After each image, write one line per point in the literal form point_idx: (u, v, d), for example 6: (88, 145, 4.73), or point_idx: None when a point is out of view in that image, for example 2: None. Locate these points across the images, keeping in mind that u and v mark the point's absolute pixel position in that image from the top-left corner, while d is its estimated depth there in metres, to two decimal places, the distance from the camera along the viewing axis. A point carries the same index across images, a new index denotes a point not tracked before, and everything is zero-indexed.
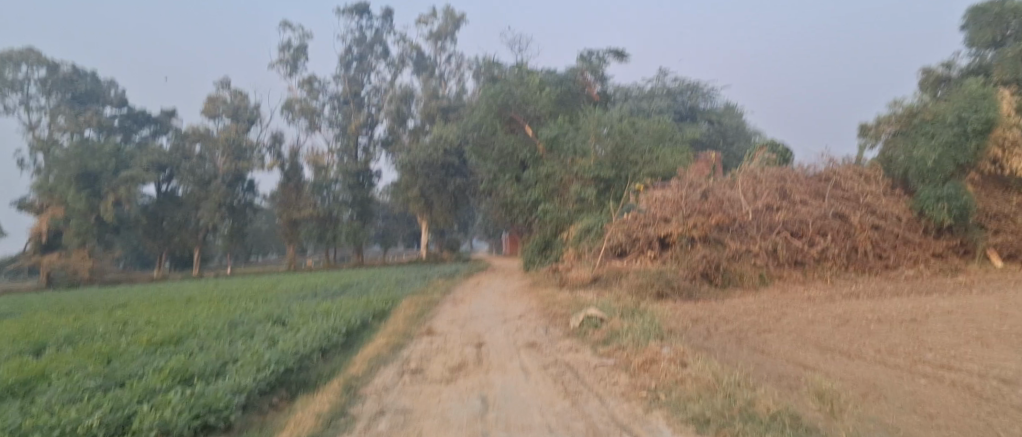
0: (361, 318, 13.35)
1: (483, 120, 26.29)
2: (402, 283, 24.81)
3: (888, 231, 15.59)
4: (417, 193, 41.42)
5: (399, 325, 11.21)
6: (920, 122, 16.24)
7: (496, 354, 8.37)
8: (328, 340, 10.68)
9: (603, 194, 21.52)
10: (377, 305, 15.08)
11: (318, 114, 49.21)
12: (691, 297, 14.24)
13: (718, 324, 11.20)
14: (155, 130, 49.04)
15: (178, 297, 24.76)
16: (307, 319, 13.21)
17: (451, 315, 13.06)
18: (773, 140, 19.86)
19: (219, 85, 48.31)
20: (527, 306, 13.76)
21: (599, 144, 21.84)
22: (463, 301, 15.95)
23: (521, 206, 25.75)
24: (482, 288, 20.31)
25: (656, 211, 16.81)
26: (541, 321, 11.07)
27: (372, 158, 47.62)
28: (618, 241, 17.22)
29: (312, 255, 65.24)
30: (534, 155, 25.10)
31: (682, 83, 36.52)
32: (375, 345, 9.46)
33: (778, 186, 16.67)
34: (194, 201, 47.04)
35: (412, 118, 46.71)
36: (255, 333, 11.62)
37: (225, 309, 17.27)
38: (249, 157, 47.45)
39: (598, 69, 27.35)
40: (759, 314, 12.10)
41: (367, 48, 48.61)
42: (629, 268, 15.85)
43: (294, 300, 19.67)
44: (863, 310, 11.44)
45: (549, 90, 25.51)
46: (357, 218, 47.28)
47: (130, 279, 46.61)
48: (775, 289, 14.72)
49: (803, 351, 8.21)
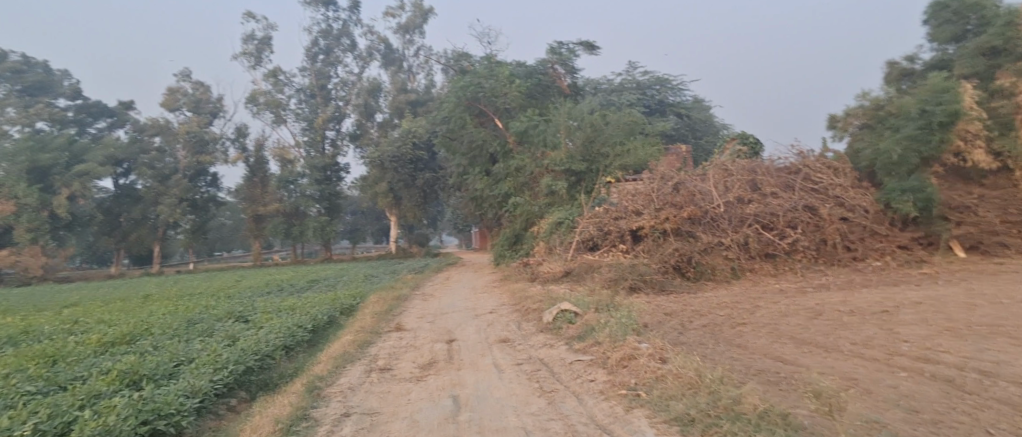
0: (328, 315, 12.86)
1: (452, 113, 25.83)
2: (370, 278, 24.31)
3: (856, 223, 15.76)
4: (386, 188, 40.73)
5: (367, 322, 10.78)
6: (886, 116, 16.64)
7: (467, 351, 8.05)
8: (292, 337, 10.20)
9: (574, 187, 21.32)
10: (344, 301, 14.60)
11: (283, 107, 47.94)
12: (663, 291, 14.13)
13: (692, 318, 11.14)
14: (111, 123, 47.15)
15: (135, 294, 23.79)
16: (270, 316, 12.66)
17: (420, 311, 12.67)
18: (743, 133, 19.94)
19: (179, 77, 46.66)
20: (498, 300, 13.46)
21: (570, 137, 21.62)
22: (432, 296, 15.57)
23: (492, 200, 25.43)
24: (452, 283, 19.93)
25: (628, 204, 17.24)
26: (513, 316, 10.78)
27: (339, 152, 46.66)
28: (591, 233, 17.31)
29: (278, 251, 63.81)
30: (504, 148, 24.76)
31: (652, 77, 36.61)
32: (341, 343, 9.04)
33: (748, 179, 17.04)
34: (152, 196, 45.26)
35: (380, 111, 45.86)
36: (213, 331, 11.06)
37: (183, 306, 16.54)
38: (211, 151, 46.03)
39: (569, 62, 27.11)
40: (732, 308, 12.08)
41: (334, 40, 47.48)
42: (601, 262, 15.72)
43: (257, 296, 19.01)
44: (835, 302, 11.53)
45: (519, 83, 25.17)
46: (324, 213, 46.34)
47: (85, 276, 44.87)
48: (747, 283, 14.70)
49: (780, 346, 8.13)
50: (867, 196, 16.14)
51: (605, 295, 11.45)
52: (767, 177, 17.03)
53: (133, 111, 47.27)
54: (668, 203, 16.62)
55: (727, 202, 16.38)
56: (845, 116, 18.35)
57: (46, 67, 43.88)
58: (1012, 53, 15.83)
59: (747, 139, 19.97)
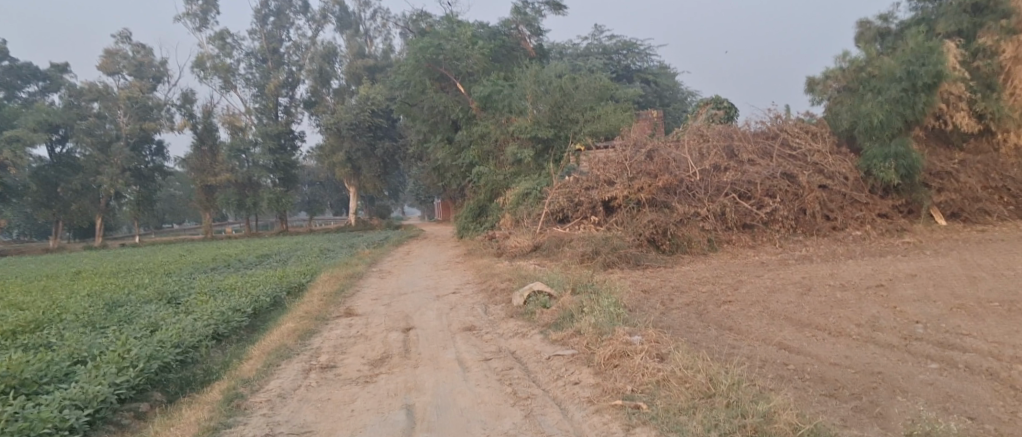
0: (271, 297, 11.45)
1: (411, 76, 24.17)
2: (326, 252, 22.87)
3: (836, 191, 15.26)
4: (344, 157, 38.80)
5: (312, 306, 9.45)
6: (868, 78, 15.88)
7: (425, 342, 6.89)
8: (226, 325, 8.82)
9: (541, 156, 20.17)
10: (292, 280, 13.21)
11: (233, 73, 45.05)
12: (639, 265, 13.23)
13: (672, 295, 10.31)
14: (43, 87, 43.54)
15: (67, 271, 21.75)
16: (205, 298, 11.19)
17: (376, 291, 11.43)
18: (716, 98, 19.05)
19: (118, 39, 43.25)
20: (462, 278, 12.30)
21: (537, 102, 20.38)
22: (391, 273, 14.32)
23: (454, 170, 24.12)
24: (414, 257, 18.69)
25: (599, 173, 16.27)
26: (479, 297, 9.68)
27: (293, 120, 44.33)
28: (560, 204, 16.22)
29: (231, 223, 61.10)
30: (467, 114, 23.34)
31: (619, 42, 35.47)
32: (279, 333, 7.72)
33: (725, 146, 16.36)
34: (94, 166, 41.96)
35: (336, 78, 43.54)
36: (136, 315, 9.58)
37: (112, 285, 14.84)
38: (156, 118, 43.25)
39: (535, 23, 25.62)
40: (714, 283, 11.30)
41: (286, 1, 44.59)
42: (572, 235, 14.75)
43: (201, 273, 17.40)
44: (822, 277, 10.91)
45: (483, 45, 23.58)
46: (279, 184, 44.20)
47: (21, 251, 41.86)
48: (725, 255, 14.02)
49: (780, 329, 7.31)
50: (846, 163, 15.59)
51: (579, 272, 10.47)
52: (745, 144, 16.31)
53: (69, 75, 43.66)
54: (641, 171, 15.75)
55: (703, 169, 15.56)
56: (824, 80, 17.59)
57: None
58: (994, 11, 15.57)
59: (721, 103, 19.09)
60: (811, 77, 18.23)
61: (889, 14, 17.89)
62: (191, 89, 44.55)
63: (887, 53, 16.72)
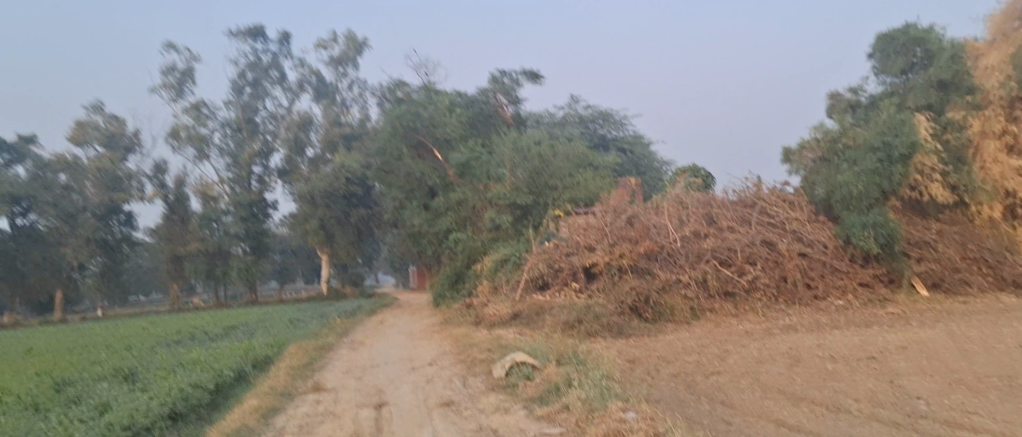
0: (236, 371, 10.74)
1: (388, 144, 24.20)
2: (297, 323, 21.99)
3: (816, 259, 15.42)
4: (317, 225, 38.22)
5: (278, 380, 8.80)
6: (843, 148, 16.56)
7: (400, 420, 6.35)
8: (184, 402, 8.12)
9: (519, 222, 20.02)
10: (258, 353, 12.49)
11: (208, 141, 44.87)
12: (622, 334, 12.83)
13: (659, 366, 9.95)
14: (8, 160, 42.28)
15: (17, 347, 20.46)
16: (164, 373, 10.42)
17: (347, 363, 10.80)
18: (693, 166, 19.34)
19: (92, 109, 42.98)
20: (439, 349, 11.74)
21: (515, 169, 20.43)
22: (364, 345, 13.65)
23: (431, 237, 23.79)
24: (388, 327, 18.00)
25: (579, 239, 16.16)
26: (458, 370, 9.17)
27: (267, 188, 43.88)
28: (540, 270, 15.93)
29: (199, 293, 59.20)
30: (445, 181, 23.25)
31: (592, 112, 36.37)
32: (241, 411, 7.08)
33: (704, 213, 16.53)
34: (56, 237, 40.80)
35: (312, 147, 43.63)
36: (84, 394, 8.80)
37: (64, 362, 13.88)
38: (126, 188, 42.49)
39: (512, 92, 26.18)
40: (700, 353, 10.99)
41: (263, 72, 45.16)
42: (552, 303, 14.38)
43: (162, 347, 16.46)
44: (809, 347, 10.72)
45: (460, 113, 23.84)
46: (251, 252, 43.18)
47: None
48: (709, 324, 13.77)
49: (776, 405, 6.97)
50: (824, 231, 15.92)
51: (563, 342, 10.05)
52: (724, 212, 16.53)
53: (38, 144, 42.94)
54: (622, 237, 15.71)
55: (684, 236, 15.70)
56: (799, 150, 18.07)
57: None
58: (958, 87, 16.43)
59: (697, 171, 19.36)
60: (785, 147, 18.66)
61: (858, 87, 18.76)
62: (164, 159, 44.11)
63: (856, 123, 17.28)
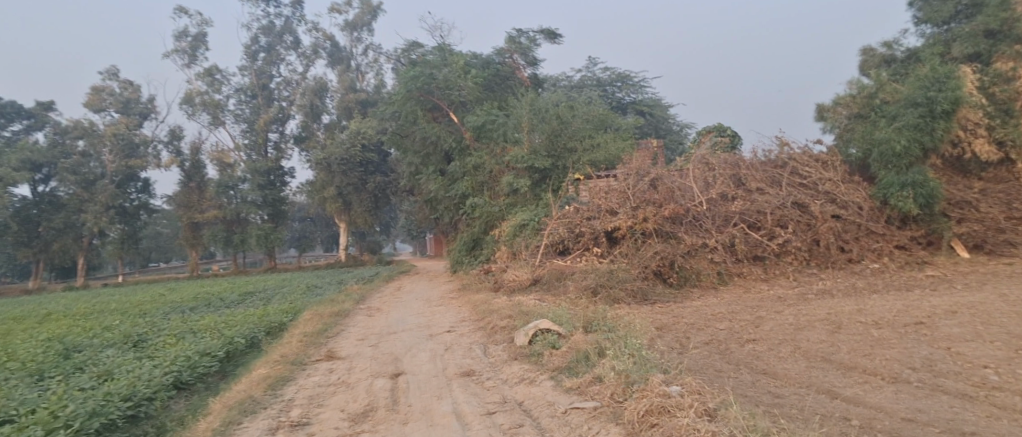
0: (247, 338, 10.42)
1: (402, 106, 23.49)
2: (313, 289, 21.79)
3: (850, 222, 14.75)
4: (334, 192, 37.99)
5: (290, 348, 8.42)
6: (881, 105, 15.53)
7: (417, 391, 5.89)
8: (191, 371, 7.77)
9: (538, 186, 19.39)
10: (272, 319, 12.20)
11: (222, 108, 44.48)
12: (647, 300, 12.33)
13: (690, 332, 9.44)
14: (28, 125, 42.62)
15: (38, 312, 20.54)
16: (174, 340, 10.14)
17: (363, 330, 10.41)
18: (719, 126, 18.47)
19: (105, 75, 42.60)
20: (457, 315, 11.28)
21: (533, 131, 19.63)
22: (380, 311, 13.29)
23: (447, 202, 23.34)
24: (405, 294, 17.68)
25: (600, 202, 15.55)
26: (477, 337, 8.71)
27: (283, 155, 43.58)
28: (561, 235, 15.39)
29: (218, 261, 59.72)
30: (460, 144, 22.56)
31: (612, 74, 35.31)
32: (247, 381, 6.68)
33: (732, 175, 15.83)
34: (77, 204, 40.99)
35: (327, 113, 43.09)
36: (90, 361, 8.52)
37: (78, 328, 13.74)
38: (143, 155, 42.24)
39: (529, 52, 25.16)
40: (733, 320, 10.46)
41: (277, 37, 44.29)
42: (573, 268, 13.88)
43: (178, 313, 16.33)
44: (849, 313, 10.14)
45: (476, 74, 23.00)
46: (268, 220, 43.21)
47: None
48: (738, 289, 13.24)
49: (824, 374, 6.42)
50: (859, 192, 15.22)
51: (589, 309, 9.53)
52: (753, 173, 15.83)
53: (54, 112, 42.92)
54: (644, 200, 15.10)
55: (710, 198, 15.09)
56: (833, 106, 17.17)
57: None
58: (1008, 36, 15.16)
59: (724, 131, 18.51)
60: (819, 105, 17.71)
61: (893, 40, 17.47)
62: (180, 126, 43.86)
63: (896, 78, 16.24)
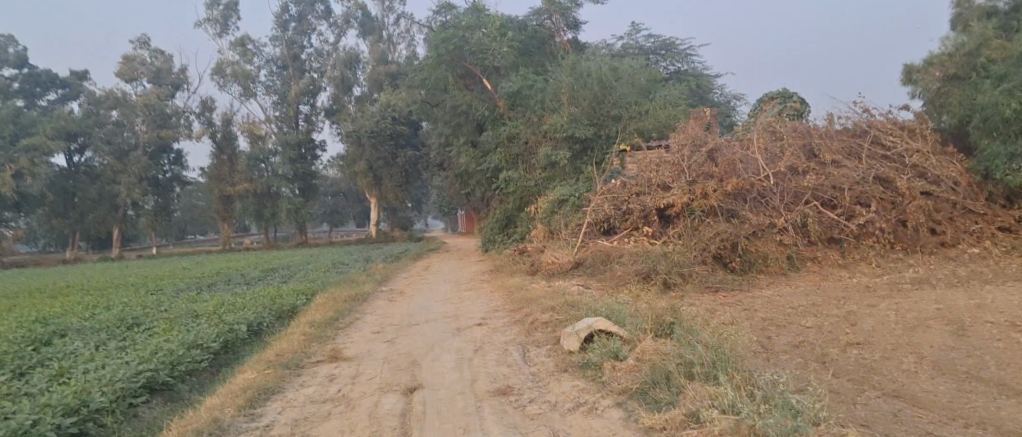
0: (247, 325, 9.11)
1: (432, 73, 21.83)
2: (337, 267, 20.63)
3: (943, 199, 12.71)
4: (365, 166, 36.82)
5: (290, 344, 7.05)
6: (985, 64, 13.30)
7: (436, 419, 4.38)
8: (169, 368, 6.45)
9: (578, 158, 17.63)
10: (282, 303, 10.92)
11: (253, 80, 43.58)
12: (708, 288, 10.59)
13: (772, 332, 7.75)
14: (64, 95, 42.47)
15: (57, 285, 19.85)
16: (166, 328, 8.90)
17: (379, 320, 8.99)
18: (785, 91, 16.27)
19: (137, 45, 42.00)
20: (489, 304, 9.76)
21: (574, 98, 17.74)
22: (403, 296, 11.88)
23: (479, 176, 21.89)
24: (432, 275, 16.29)
25: (651, 176, 13.76)
26: (513, 335, 7.20)
27: (314, 128, 42.61)
28: (606, 213, 13.69)
29: (252, 234, 59.64)
30: (493, 113, 20.91)
31: (656, 41, 32.93)
32: (224, 392, 5.28)
33: (802, 145, 13.85)
34: (111, 174, 40.80)
35: (358, 85, 41.83)
36: (59, 352, 7.28)
37: (81, 305, 12.74)
38: (175, 126, 41.79)
39: (570, 13, 23.08)
40: (820, 316, 8.68)
41: (308, 6, 42.92)
42: (621, 250, 12.21)
43: (192, 291, 15.30)
44: (970, 308, 8.25)
45: (513, 37, 21.12)
46: (299, 194, 42.47)
47: (37, 262, 40.77)
48: (813, 277, 11.38)
49: (992, 404, 4.65)
50: (954, 165, 13.09)
51: (649, 303, 7.89)
52: (828, 143, 13.74)
53: (88, 82, 42.62)
54: (701, 174, 13.26)
55: (778, 173, 13.19)
56: (925, 66, 14.95)
57: None
58: None
59: (790, 97, 16.33)
60: (907, 65, 15.43)
61: None
62: (211, 97, 43.20)
63: (1004, 34, 13.86)
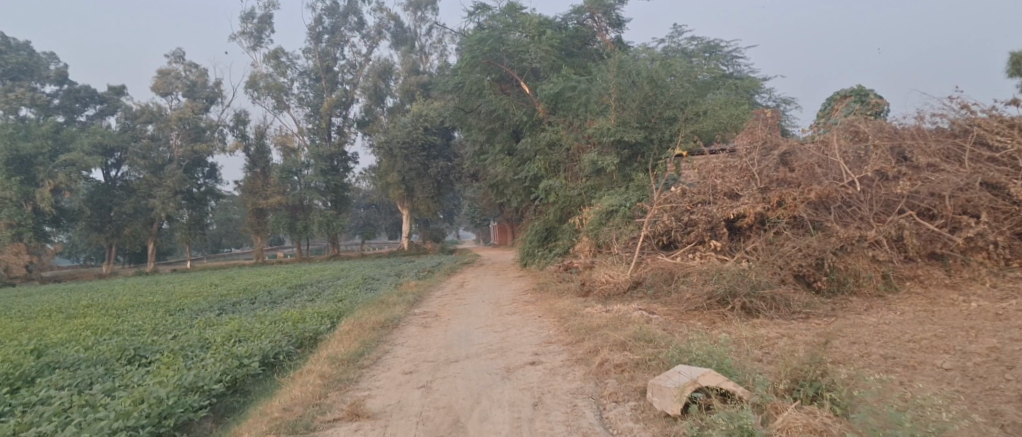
0: (260, 358, 7.84)
1: (467, 76, 20.63)
2: (368, 283, 19.44)
3: None
4: (397, 178, 35.80)
5: (304, 393, 5.74)
6: None
7: None
8: (153, 424, 5.21)
9: (627, 164, 16.10)
10: (304, 329, 9.65)
11: (286, 92, 43.21)
12: (795, 315, 8.88)
13: (906, 374, 6.01)
14: (102, 110, 42.70)
15: (81, 303, 19.11)
16: (169, 363, 7.74)
17: (412, 355, 7.65)
18: (862, 87, 14.34)
19: (172, 59, 42.05)
20: (539, 334, 8.33)
21: (622, 99, 16.21)
22: (439, 320, 10.55)
23: (516, 186, 20.58)
24: (469, 293, 14.89)
25: (716, 183, 12.09)
26: (580, 383, 5.74)
27: (346, 140, 41.92)
28: (666, 225, 12.09)
29: (285, 247, 59.43)
30: (532, 118, 19.58)
31: (699, 44, 31.06)
32: None
33: (894, 146, 11.92)
34: (146, 189, 40.71)
35: (390, 96, 41.07)
36: (29, 400, 6.11)
37: (91, 330, 11.74)
38: (208, 139, 41.63)
39: (614, 12, 21.54)
40: (957, 349, 6.85)
41: (341, 18, 42.41)
42: (687, 267, 10.59)
43: (213, 312, 14.24)
44: None
45: (553, 34, 19.66)
46: (331, 206, 41.76)
47: (75, 276, 40.82)
48: (919, 298, 9.50)
49: None
50: None
51: (744, 349, 6.30)
52: (923, 143, 11.73)
53: (125, 97, 42.79)
54: (774, 180, 11.53)
55: (866, 178, 11.34)
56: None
57: (30, 49, 39.33)
58: None
59: (868, 94, 14.39)
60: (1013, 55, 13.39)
61: None
62: (244, 110, 42.95)
63: None
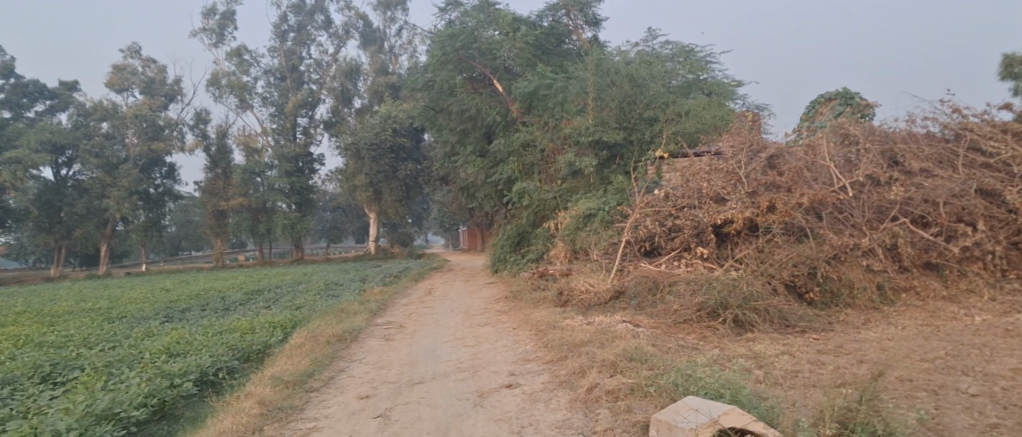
0: (195, 376, 6.79)
1: (438, 73, 19.67)
2: (331, 290, 18.25)
3: None
4: (364, 180, 34.54)
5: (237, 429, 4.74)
6: None
7: None
8: None
9: (605, 166, 15.42)
10: (252, 342, 8.57)
11: (249, 90, 41.54)
12: (790, 329, 8.20)
13: (932, 401, 5.29)
14: (51, 106, 40.29)
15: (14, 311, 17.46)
16: (87, 383, 6.63)
17: (373, 375, 6.69)
18: (848, 90, 13.93)
19: (127, 53, 40.01)
20: (515, 351, 7.44)
21: (601, 98, 15.66)
22: (403, 332, 9.59)
23: (489, 189, 19.71)
24: (438, 302, 13.91)
25: (702, 185, 11.41)
26: (568, 414, 4.86)
27: (312, 140, 40.45)
28: (649, 231, 11.37)
29: (246, 251, 57.23)
30: (506, 118, 18.73)
31: (674, 48, 30.65)
32: None
33: (885, 151, 11.41)
34: (99, 189, 38.53)
35: (359, 96, 39.81)
36: None
37: (11, 342, 10.40)
38: (166, 138, 39.68)
39: (590, 10, 20.86)
40: (977, 370, 6.21)
41: (307, 16, 41.01)
42: (672, 276, 9.86)
43: (156, 320, 12.95)
44: None
45: (527, 32, 18.90)
46: (296, 209, 40.15)
47: (19, 280, 38.24)
48: (917, 312, 8.93)
49: None
50: None
51: (751, 373, 5.53)
52: (916, 148, 11.24)
53: (76, 92, 40.47)
54: (763, 184, 10.91)
55: (858, 183, 10.80)
56: None
57: None
58: None
59: (855, 97, 13.91)
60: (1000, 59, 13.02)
61: None
62: (205, 109, 41.11)
63: None
